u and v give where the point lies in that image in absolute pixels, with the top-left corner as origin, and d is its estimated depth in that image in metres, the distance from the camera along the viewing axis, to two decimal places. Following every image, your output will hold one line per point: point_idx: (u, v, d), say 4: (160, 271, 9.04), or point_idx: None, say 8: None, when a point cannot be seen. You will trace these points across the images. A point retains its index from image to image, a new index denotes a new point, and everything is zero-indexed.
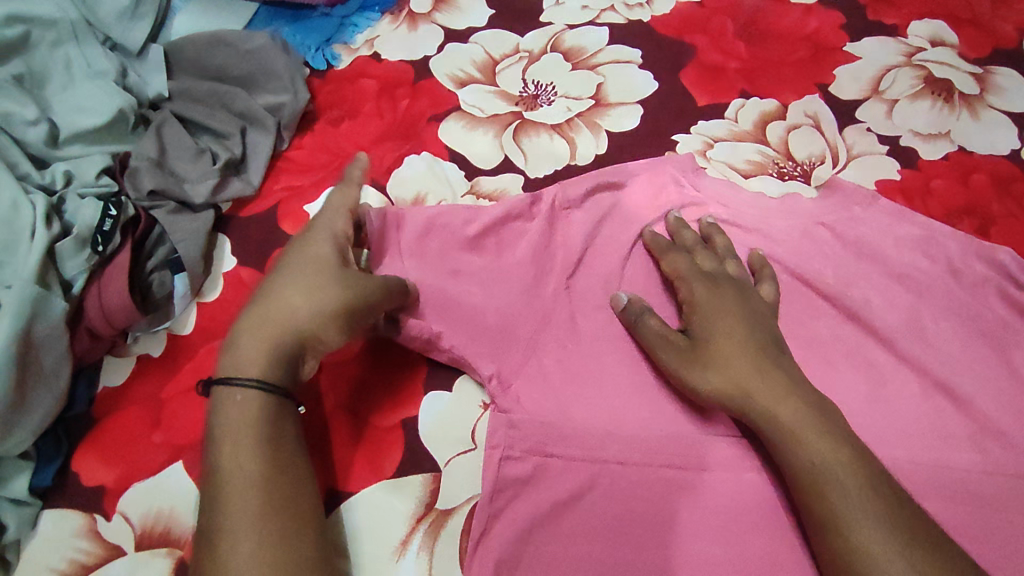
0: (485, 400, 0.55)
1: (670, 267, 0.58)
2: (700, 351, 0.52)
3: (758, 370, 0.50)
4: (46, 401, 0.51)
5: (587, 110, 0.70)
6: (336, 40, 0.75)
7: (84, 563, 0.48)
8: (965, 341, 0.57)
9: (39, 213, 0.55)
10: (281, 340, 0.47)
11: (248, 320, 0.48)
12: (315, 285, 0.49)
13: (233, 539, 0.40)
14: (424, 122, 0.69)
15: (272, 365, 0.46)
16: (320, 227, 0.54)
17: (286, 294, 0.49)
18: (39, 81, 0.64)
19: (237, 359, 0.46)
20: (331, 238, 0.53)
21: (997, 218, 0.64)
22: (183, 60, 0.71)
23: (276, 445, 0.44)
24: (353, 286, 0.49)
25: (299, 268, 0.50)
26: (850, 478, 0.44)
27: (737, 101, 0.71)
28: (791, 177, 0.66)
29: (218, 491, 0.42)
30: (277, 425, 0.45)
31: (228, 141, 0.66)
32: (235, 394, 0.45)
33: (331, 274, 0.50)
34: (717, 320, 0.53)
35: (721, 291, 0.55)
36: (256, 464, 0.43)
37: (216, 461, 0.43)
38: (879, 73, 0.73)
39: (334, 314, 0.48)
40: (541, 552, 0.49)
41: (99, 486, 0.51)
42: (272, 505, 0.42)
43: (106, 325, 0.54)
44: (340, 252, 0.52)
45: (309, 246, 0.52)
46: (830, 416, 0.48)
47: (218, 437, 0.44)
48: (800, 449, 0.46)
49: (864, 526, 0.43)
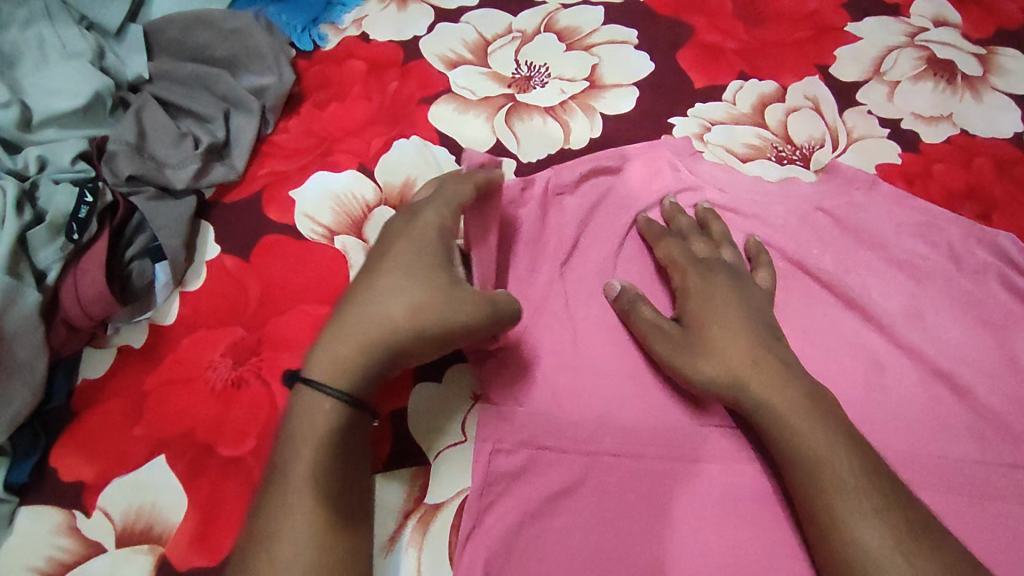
0: (478, 392, 0.53)
1: (664, 254, 0.56)
2: (694, 340, 0.51)
3: (753, 360, 0.49)
4: (22, 395, 0.49)
5: (581, 92, 0.68)
6: (323, 20, 0.73)
7: (63, 561, 0.47)
8: (965, 329, 0.55)
9: (10, 199, 0.54)
10: (368, 349, 0.46)
11: (344, 321, 0.47)
12: (410, 292, 0.47)
13: (282, 552, 0.40)
14: (413, 105, 0.67)
15: (362, 378, 0.45)
16: (426, 220, 0.50)
17: (388, 300, 0.47)
18: (10, 62, 0.62)
19: (330, 363, 0.45)
20: (435, 235, 0.50)
21: (999, 202, 0.62)
22: (162, 40, 0.68)
23: (337, 463, 0.43)
24: (460, 309, 0.47)
25: (400, 267, 0.48)
26: (847, 472, 0.43)
27: (735, 83, 0.69)
28: (790, 161, 0.65)
29: (280, 491, 0.42)
30: (347, 442, 0.44)
31: (212, 125, 0.64)
32: (323, 402, 0.44)
33: (430, 282, 0.48)
34: (716, 308, 0.52)
35: (715, 278, 0.54)
36: (309, 480, 0.42)
37: (285, 463, 0.43)
38: (880, 54, 0.71)
39: (424, 329, 0.46)
40: (533, 547, 0.48)
41: (79, 482, 0.50)
42: (329, 521, 0.41)
43: (83, 315, 0.53)
44: (444, 253, 0.50)
45: (414, 239, 0.49)
46: (830, 409, 0.47)
47: (291, 437, 0.44)
48: (797, 441, 0.45)
49: (862, 521, 0.42)
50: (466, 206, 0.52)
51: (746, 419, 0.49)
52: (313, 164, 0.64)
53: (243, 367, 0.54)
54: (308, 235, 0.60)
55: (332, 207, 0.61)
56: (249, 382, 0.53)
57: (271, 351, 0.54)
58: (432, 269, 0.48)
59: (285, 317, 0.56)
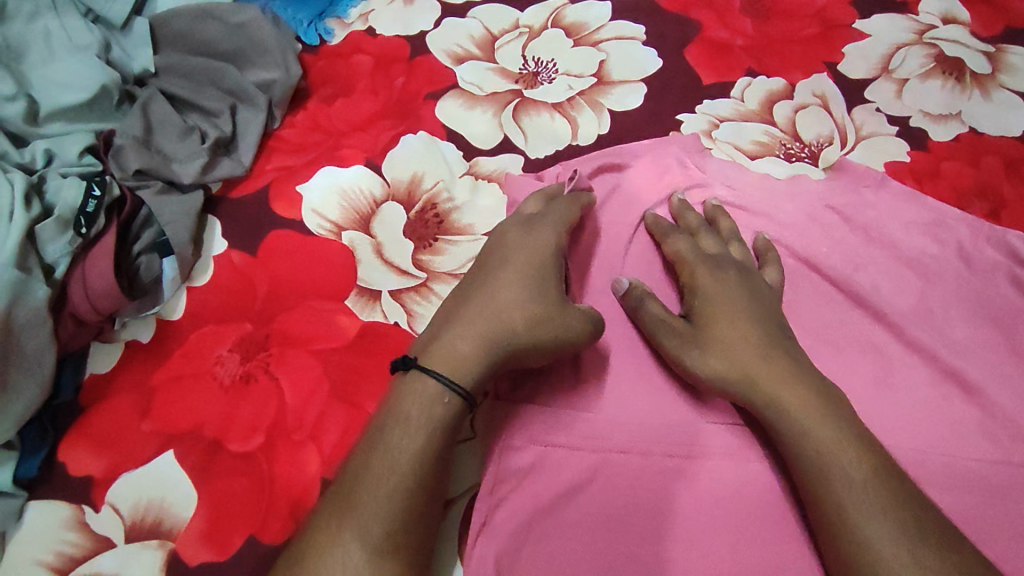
0: (487, 390, 0.53)
1: (672, 251, 0.56)
2: (701, 336, 0.50)
3: (762, 357, 0.48)
4: (31, 389, 0.49)
5: (589, 88, 0.68)
6: (329, 14, 0.72)
7: (72, 555, 0.47)
8: (974, 328, 0.55)
9: (18, 193, 0.53)
10: (489, 347, 0.47)
11: (468, 318, 0.49)
12: (530, 302, 0.49)
13: (363, 527, 0.41)
14: (421, 100, 0.67)
15: (479, 377, 0.47)
16: (544, 235, 0.53)
17: (509, 306, 0.49)
18: (16, 55, 0.61)
19: (450, 355, 0.47)
20: (550, 251, 0.53)
21: (1008, 200, 0.62)
22: (167, 33, 0.67)
23: (442, 450, 0.45)
24: (570, 325, 0.49)
25: (521, 277, 0.51)
26: (857, 471, 0.43)
27: (743, 80, 0.69)
28: (798, 158, 0.64)
29: (377, 467, 0.43)
30: (452, 432, 0.45)
31: (218, 119, 0.63)
32: (444, 395, 0.45)
33: (549, 296, 0.50)
34: (724, 305, 0.51)
35: (725, 275, 0.53)
36: (413, 461, 0.43)
37: (387, 441, 0.44)
38: (889, 52, 0.70)
39: (540, 339, 0.49)
40: (544, 543, 0.48)
41: (88, 477, 0.50)
42: (410, 509, 0.43)
43: (91, 310, 0.52)
44: (558, 271, 0.52)
45: (534, 251, 0.52)
46: (840, 406, 0.47)
47: (398, 417, 0.45)
48: (807, 440, 0.45)
49: (872, 518, 0.42)
50: (572, 223, 0.56)
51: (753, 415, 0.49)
52: (321, 159, 0.63)
53: (252, 362, 0.53)
54: (315, 230, 0.60)
55: (339, 202, 0.61)
56: (258, 377, 0.53)
57: (278, 346, 0.54)
58: (550, 284, 0.51)
59: (293, 312, 0.56)
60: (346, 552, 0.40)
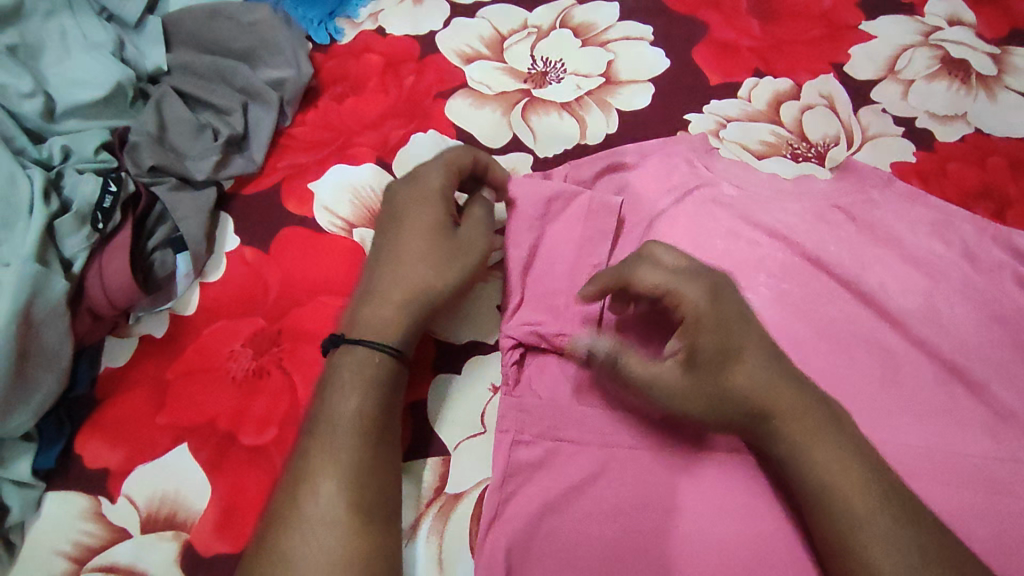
0: (495, 383, 0.55)
1: (647, 285, 0.49)
2: (701, 384, 0.46)
3: (768, 389, 0.45)
4: (48, 382, 0.50)
5: (597, 88, 0.68)
6: (339, 13, 0.73)
7: (89, 546, 0.48)
8: (979, 326, 0.56)
9: (37, 188, 0.54)
10: (407, 308, 0.51)
11: (380, 286, 0.52)
12: (436, 250, 0.53)
13: (313, 483, 0.43)
14: (431, 99, 0.67)
15: (405, 332, 0.50)
16: (427, 183, 0.55)
17: (413, 263, 0.52)
18: (33, 52, 0.62)
19: (368, 324, 0.50)
20: (436, 196, 0.55)
21: (1013, 200, 0.63)
22: (180, 32, 0.68)
23: (382, 408, 0.47)
24: (470, 256, 0.53)
25: (418, 233, 0.53)
26: (861, 503, 0.41)
27: (751, 80, 0.69)
28: (805, 158, 0.65)
29: (316, 428, 0.46)
30: (390, 388, 0.49)
31: (231, 117, 0.64)
32: (374, 356, 0.48)
33: (441, 235, 0.53)
34: (734, 339, 0.46)
35: (721, 299, 0.48)
36: (353, 417, 0.46)
37: (325, 404, 0.47)
38: (895, 53, 0.71)
39: (455, 279, 0.53)
40: (551, 537, 0.48)
41: (103, 469, 0.50)
42: (364, 464, 0.45)
43: (107, 305, 0.53)
44: (447, 211, 0.55)
45: (422, 202, 0.54)
46: (841, 425, 0.44)
47: (330, 382, 0.48)
48: (810, 469, 0.43)
49: (884, 549, 0.40)
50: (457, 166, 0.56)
51: (762, 451, 0.47)
52: (332, 157, 0.64)
53: (264, 357, 0.54)
54: (327, 227, 0.60)
55: (350, 199, 0.62)
56: (270, 371, 0.53)
57: (290, 342, 0.55)
58: (440, 222, 0.54)
59: (304, 308, 0.56)
60: (306, 506, 0.43)
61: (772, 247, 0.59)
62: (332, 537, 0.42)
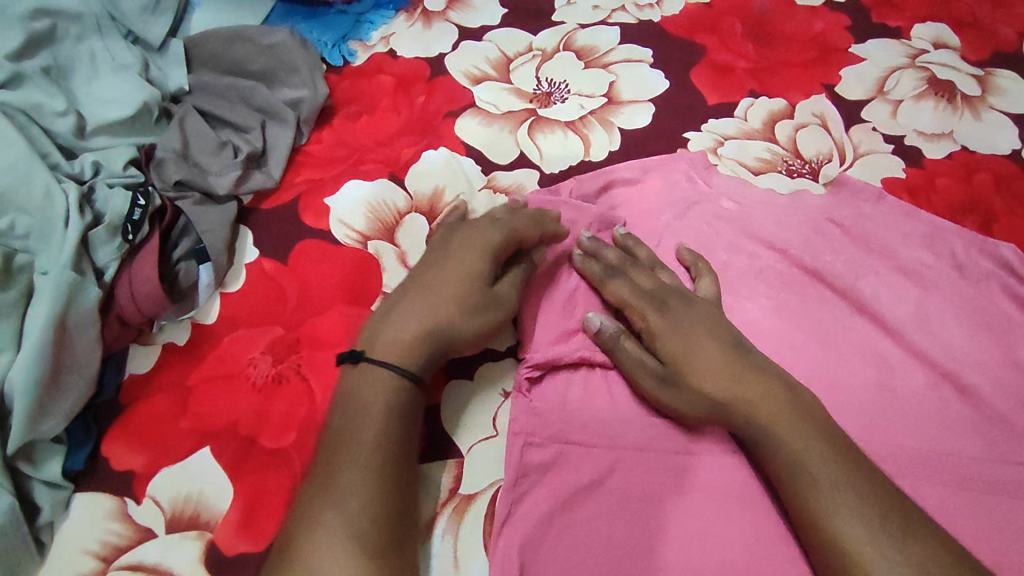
0: (506, 389, 0.57)
1: (614, 298, 0.57)
2: (676, 373, 0.52)
3: (732, 376, 0.50)
4: (78, 386, 0.52)
5: (599, 108, 0.71)
6: (352, 37, 0.76)
7: (116, 545, 0.49)
8: (970, 334, 0.58)
9: (73, 201, 0.57)
10: (426, 337, 0.52)
11: (403, 305, 0.53)
12: (469, 295, 0.54)
13: (340, 499, 0.45)
14: (441, 118, 0.70)
15: (418, 361, 0.51)
16: (479, 233, 0.57)
17: (441, 295, 0.53)
18: (65, 73, 0.65)
19: (388, 341, 0.51)
20: (487, 245, 0.56)
21: (999, 214, 0.66)
22: (201, 54, 0.71)
23: (403, 430, 0.49)
24: (495, 309, 0.54)
25: (457, 275, 0.55)
26: (820, 472, 0.46)
27: (746, 100, 0.73)
28: (800, 174, 0.68)
29: (343, 447, 0.47)
30: (410, 412, 0.50)
31: (250, 135, 0.67)
32: (397, 381, 0.50)
33: (482, 294, 0.54)
34: (696, 340, 0.53)
35: (669, 307, 0.55)
36: (378, 438, 0.47)
37: (352, 425, 0.48)
38: (884, 74, 0.74)
39: (477, 326, 0.54)
40: (563, 538, 0.50)
41: (129, 471, 0.52)
42: (387, 482, 0.46)
43: (136, 313, 0.56)
44: (494, 265, 0.56)
45: (474, 245, 0.56)
46: (810, 410, 0.49)
47: (353, 402, 0.49)
48: (778, 447, 0.48)
49: (844, 521, 0.44)
50: (524, 237, 0.58)
51: (744, 441, 0.51)
52: (347, 172, 0.67)
53: (283, 364, 0.56)
54: (342, 239, 0.63)
55: (365, 212, 0.64)
56: (290, 377, 0.55)
57: (308, 349, 0.57)
58: (485, 275, 0.55)
59: (322, 317, 0.58)
60: (328, 521, 0.44)
61: (770, 258, 0.62)
62: (354, 545, 0.43)
